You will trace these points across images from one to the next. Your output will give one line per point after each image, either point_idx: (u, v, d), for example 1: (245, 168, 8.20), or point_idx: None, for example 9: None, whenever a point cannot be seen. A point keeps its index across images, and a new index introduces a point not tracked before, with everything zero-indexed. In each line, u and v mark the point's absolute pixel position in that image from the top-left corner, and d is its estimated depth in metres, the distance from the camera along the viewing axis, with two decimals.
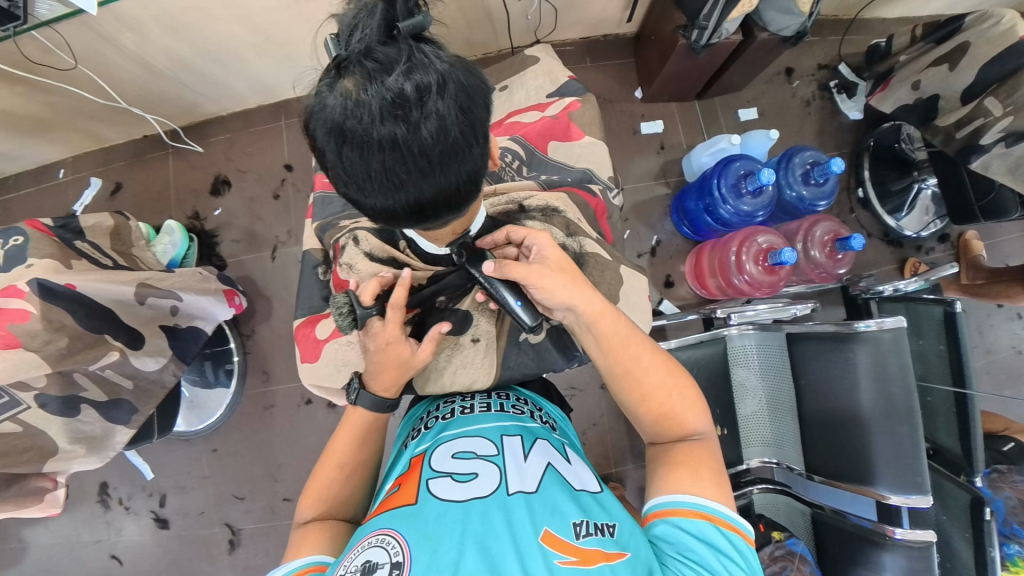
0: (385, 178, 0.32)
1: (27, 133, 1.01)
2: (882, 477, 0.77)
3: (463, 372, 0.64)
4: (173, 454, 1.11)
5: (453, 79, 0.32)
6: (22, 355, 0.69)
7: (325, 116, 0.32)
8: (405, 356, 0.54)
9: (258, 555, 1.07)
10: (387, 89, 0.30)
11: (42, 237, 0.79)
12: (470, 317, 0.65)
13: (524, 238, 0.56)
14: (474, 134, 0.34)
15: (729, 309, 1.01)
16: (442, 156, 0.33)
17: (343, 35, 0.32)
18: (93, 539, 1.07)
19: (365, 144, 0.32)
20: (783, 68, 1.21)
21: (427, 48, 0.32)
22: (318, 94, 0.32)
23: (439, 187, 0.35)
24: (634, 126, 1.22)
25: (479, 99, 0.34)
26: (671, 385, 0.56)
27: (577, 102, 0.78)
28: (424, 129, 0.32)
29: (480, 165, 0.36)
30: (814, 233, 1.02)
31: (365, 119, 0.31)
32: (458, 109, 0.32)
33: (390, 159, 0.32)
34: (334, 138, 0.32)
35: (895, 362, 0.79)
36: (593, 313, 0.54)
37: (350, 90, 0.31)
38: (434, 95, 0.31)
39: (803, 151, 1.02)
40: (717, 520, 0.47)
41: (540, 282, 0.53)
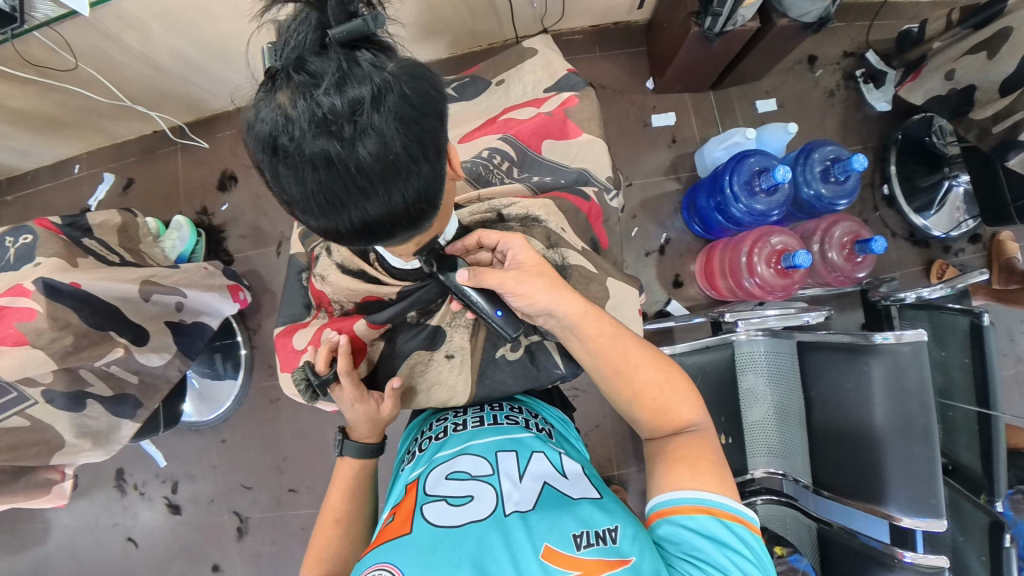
0: (322, 199, 0.31)
1: (40, 130, 1.03)
2: (896, 497, 0.73)
3: (438, 390, 0.63)
4: (184, 443, 1.15)
5: (394, 89, 0.30)
6: (28, 353, 0.72)
7: (260, 132, 0.31)
8: (372, 411, 0.56)
9: (266, 543, 1.10)
10: (319, 105, 0.29)
11: (50, 236, 0.81)
12: (441, 333, 0.62)
13: (498, 242, 0.55)
14: (422, 149, 0.32)
15: (739, 314, 0.96)
16: (383, 175, 0.31)
17: (278, 44, 0.31)
18: (110, 523, 1.12)
19: (299, 164, 0.30)
20: (805, 56, 1.13)
21: (365, 58, 0.30)
22: (253, 109, 0.31)
23: (385, 208, 0.33)
24: (645, 120, 1.18)
25: (429, 111, 0.32)
26: (663, 379, 0.54)
27: (575, 97, 0.74)
28: (360, 145, 0.30)
29: (432, 182, 0.34)
30: (832, 234, 0.96)
31: (297, 136, 0.30)
32: (399, 123, 0.30)
33: (326, 178, 0.31)
34: (270, 156, 0.31)
35: (914, 375, 0.74)
36: (575, 315, 0.55)
37: (281, 105, 0.29)
38: (371, 109, 0.29)
39: (824, 146, 0.95)
40: (720, 514, 0.45)
41: (518, 288, 0.52)
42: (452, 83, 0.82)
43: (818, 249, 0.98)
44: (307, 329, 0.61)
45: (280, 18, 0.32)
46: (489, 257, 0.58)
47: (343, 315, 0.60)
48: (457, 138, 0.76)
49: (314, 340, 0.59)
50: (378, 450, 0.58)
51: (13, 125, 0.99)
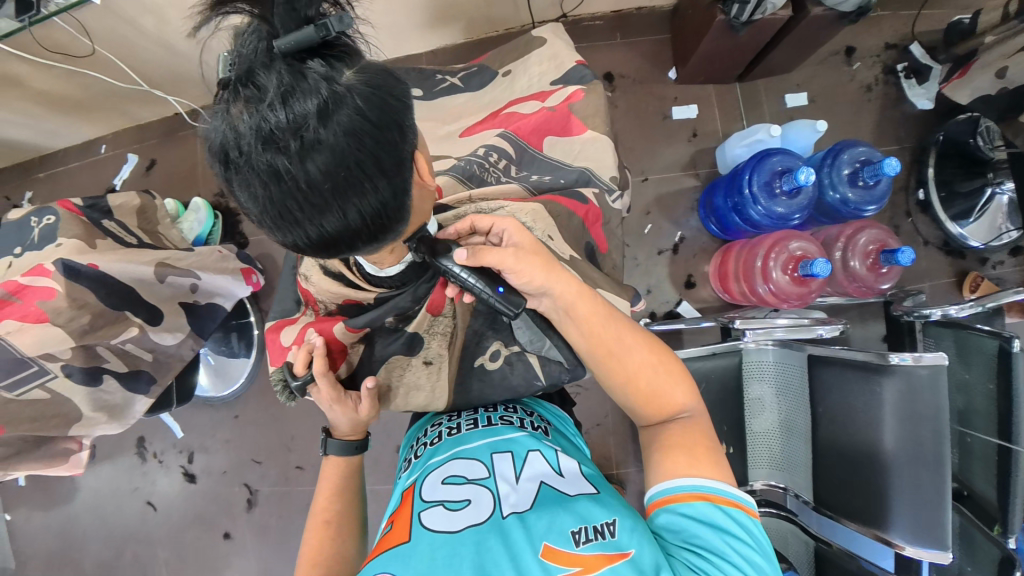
0: (273, 214, 0.30)
1: (66, 110, 1.07)
2: (897, 523, 0.70)
3: (415, 395, 0.63)
4: (200, 417, 1.20)
5: (345, 101, 0.29)
6: (49, 330, 0.75)
7: (215, 146, 0.31)
8: (349, 411, 0.57)
9: (273, 516, 1.15)
10: (266, 120, 0.28)
11: (71, 217, 0.84)
12: (419, 339, 0.61)
13: (491, 225, 0.53)
14: (377, 163, 0.31)
15: (751, 321, 0.88)
16: (336, 192, 0.30)
17: (232, 53, 0.30)
18: (132, 487, 1.19)
19: (250, 179, 0.30)
20: (842, 47, 1.06)
21: (315, 68, 0.29)
22: (207, 121, 0.31)
23: (341, 224, 0.32)
24: (665, 111, 1.12)
25: (386, 122, 0.30)
26: (656, 361, 0.54)
27: (580, 91, 0.71)
28: (308, 161, 0.29)
29: (392, 197, 0.32)
30: (857, 241, 0.90)
31: (246, 150, 0.29)
32: (349, 138, 0.29)
33: (277, 193, 0.30)
34: (224, 168, 0.31)
35: (929, 402, 0.70)
36: (571, 294, 0.53)
37: (229, 119, 0.29)
38: (319, 125, 0.29)
39: (855, 146, 0.89)
40: (717, 500, 0.46)
41: (517, 266, 0.51)
42: (458, 73, 0.80)
43: (840, 257, 0.93)
44: (295, 325, 0.61)
45: (233, 24, 0.31)
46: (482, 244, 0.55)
47: (327, 316, 0.58)
48: (459, 132, 0.75)
49: (298, 338, 0.59)
50: (362, 447, 0.59)
51: (41, 105, 1.02)
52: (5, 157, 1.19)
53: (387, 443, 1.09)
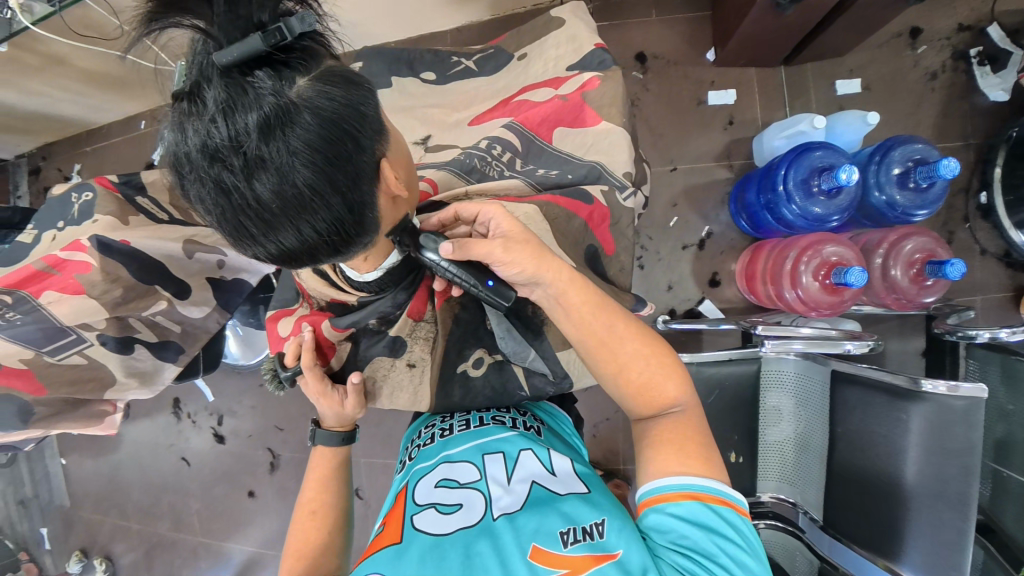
0: (226, 229, 0.33)
1: (108, 87, 1.11)
2: (910, 555, 0.65)
3: (399, 396, 0.63)
4: (229, 383, 1.28)
5: (287, 116, 0.31)
6: (84, 301, 0.79)
7: (174, 160, 0.33)
8: (335, 405, 0.59)
9: (293, 480, 1.22)
10: (212, 138, 0.31)
11: (106, 195, 0.87)
12: (403, 342, 0.61)
13: (477, 212, 0.49)
14: (326, 180, 0.32)
15: (771, 328, 0.83)
16: (285, 209, 0.32)
17: (189, 69, 0.33)
18: (169, 443, 1.29)
19: (204, 195, 0.33)
20: (907, 28, 0.96)
21: (258, 84, 0.31)
22: (166, 136, 0.34)
23: (298, 240, 0.34)
24: (701, 96, 1.05)
25: (334, 136, 0.32)
26: (647, 353, 0.51)
27: (597, 78, 0.65)
28: (255, 179, 0.31)
29: (347, 212, 0.34)
30: (901, 248, 0.83)
31: (196, 166, 0.32)
32: (294, 156, 0.31)
33: (228, 210, 0.33)
34: (184, 183, 0.34)
35: (961, 435, 0.64)
36: (563, 281, 0.49)
37: (182, 135, 0.32)
38: (260, 142, 0.30)
39: (909, 143, 0.81)
40: (707, 498, 0.45)
41: (505, 257, 0.47)
42: (474, 55, 0.77)
43: (879, 264, 0.86)
44: (291, 317, 0.62)
45: (182, 34, 0.34)
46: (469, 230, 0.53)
47: (318, 310, 0.60)
48: (469, 120, 0.71)
49: (292, 330, 0.60)
50: (349, 438, 0.62)
51: (84, 82, 1.07)
52: (55, 130, 1.26)
53: (399, 422, 1.12)
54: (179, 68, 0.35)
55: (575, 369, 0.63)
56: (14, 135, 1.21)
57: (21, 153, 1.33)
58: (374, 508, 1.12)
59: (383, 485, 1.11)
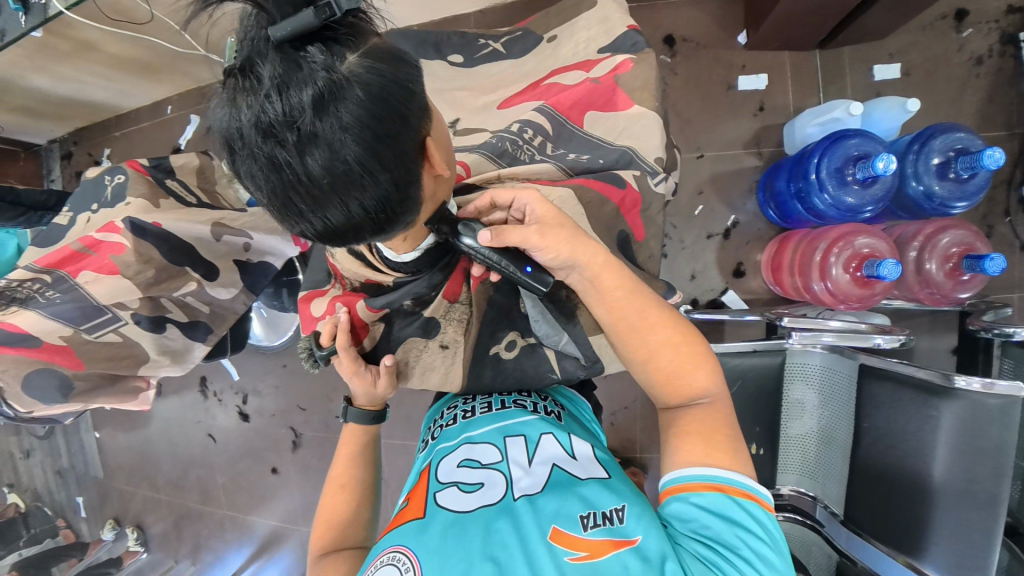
0: (277, 204, 0.33)
1: (138, 71, 1.13)
2: (933, 554, 0.65)
3: (431, 375, 0.64)
4: (253, 362, 1.31)
5: (339, 91, 0.31)
6: (119, 281, 0.81)
7: (224, 135, 0.34)
8: (367, 385, 0.60)
9: (314, 458, 1.25)
10: (266, 113, 0.31)
11: (138, 177, 0.90)
12: (436, 324, 0.61)
13: (512, 198, 0.49)
14: (375, 157, 0.32)
15: (799, 321, 0.80)
16: (335, 185, 0.32)
17: (241, 45, 0.33)
18: (196, 419, 1.33)
19: (255, 170, 0.33)
20: (952, 9, 0.92)
21: (312, 59, 0.31)
22: (218, 111, 0.34)
23: (344, 217, 0.34)
24: (731, 81, 1.02)
25: (384, 113, 0.32)
26: (679, 340, 0.51)
27: (630, 60, 0.63)
28: (307, 155, 0.31)
29: (394, 189, 0.34)
30: (938, 241, 0.81)
31: (249, 142, 0.32)
32: (344, 132, 0.31)
33: (279, 186, 0.33)
34: (235, 159, 0.34)
35: (996, 435, 0.63)
36: (599, 265, 0.50)
37: (234, 110, 0.32)
38: (314, 118, 0.31)
39: (951, 131, 0.79)
40: (731, 491, 0.45)
41: (544, 241, 0.47)
42: (502, 38, 0.76)
43: (914, 258, 0.84)
44: (324, 298, 0.63)
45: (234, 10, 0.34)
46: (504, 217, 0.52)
47: (352, 291, 0.60)
48: (498, 103, 0.70)
49: (325, 312, 0.61)
50: (379, 417, 0.64)
51: (114, 67, 1.08)
52: (86, 115, 1.29)
53: (419, 404, 1.14)
54: (229, 44, 0.35)
55: (607, 354, 0.62)
56: (47, 121, 1.24)
57: (53, 138, 1.36)
58: (394, 487, 1.14)
59: (403, 464, 1.14)
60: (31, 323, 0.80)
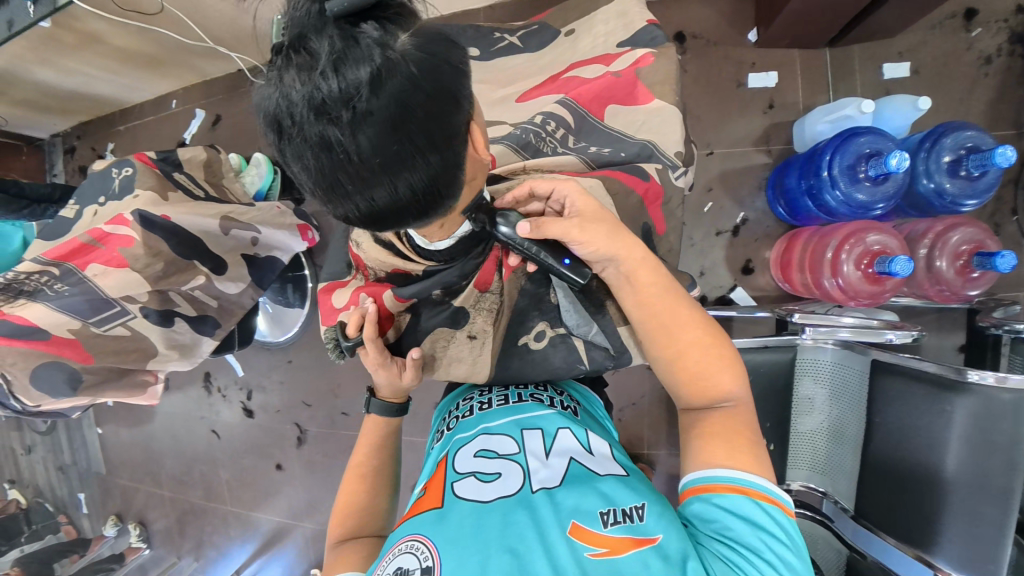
0: (325, 185, 0.33)
1: (144, 65, 1.12)
2: (945, 550, 0.65)
3: (457, 366, 0.64)
4: (258, 358, 1.30)
5: (395, 69, 0.31)
6: (128, 274, 0.80)
7: (268, 114, 0.33)
8: (393, 377, 0.60)
9: (320, 454, 1.25)
10: (319, 91, 0.31)
11: (146, 170, 0.89)
12: (465, 313, 0.61)
13: (552, 190, 0.50)
14: (427, 136, 0.32)
15: (811, 319, 0.82)
16: (386, 165, 0.32)
17: (288, 21, 0.32)
18: (200, 415, 1.32)
19: (304, 150, 0.33)
20: (962, 9, 0.92)
21: (367, 37, 0.31)
22: (262, 90, 0.33)
23: (391, 198, 0.34)
24: (741, 79, 1.03)
25: (437, 94, 0.32)
26: (706, 339, 0.52)
27: (651, 55, 0.63)
28: (360, 133, 0.31)
29: (442, 170, 0.34)
30: (948, 239, 0.82)
31: (299, 120, 0.32)
32: (400, 111, 0.31)
33: (327, 165, 0.33)
34: (279, 138, 0.34)
35: (1008, 428, 0.63)
36: (635, 261, 0.50)
37: (283, 87, 0.32)
38: (369, 96, 0.31)
39: (961, 130, 0.79)
40: (756, 495, 0.45)
41: (580, 237, 0.48)
42: (518, 32, 0.76)
43: (923, 255, 0.85)
44: (346, 289, 0.63)
45: None
46: (541, 208, 0.53)
47: (376, 281, 0.60)
48: (516, 96, 0.70)
49: (349, 301, 0.61)
50: (402, 410, 0.63)
51: (120, 61, 1.07)
52: (90, 109, 1.28)
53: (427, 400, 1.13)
54: (274, 23, 0.35)
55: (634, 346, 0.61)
56: (51, 115, 1.23)
57: (55, 133, 1.35)
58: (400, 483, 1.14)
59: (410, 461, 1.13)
60: (40, 316, 0.79)
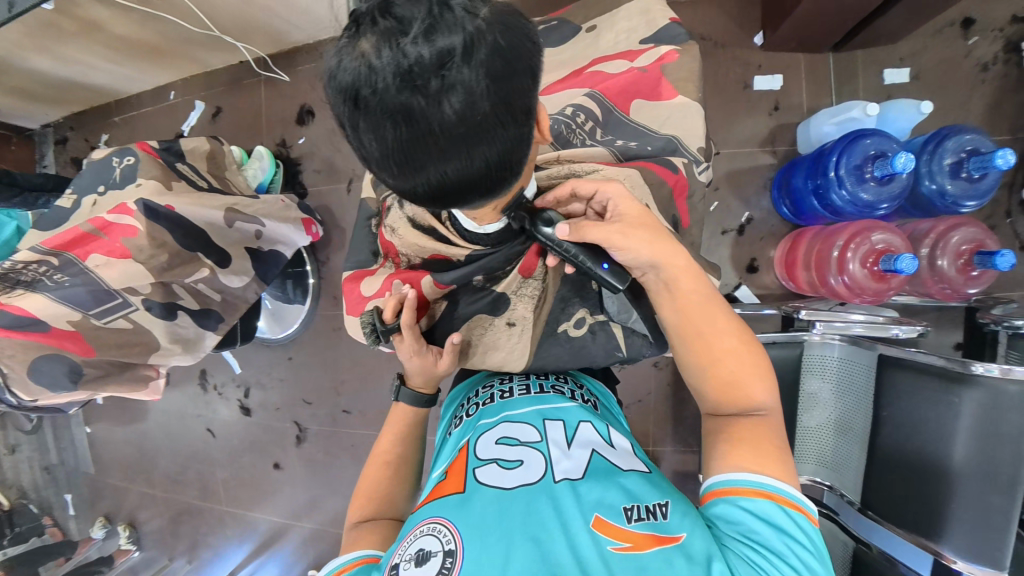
0: (402, 154, 0.32)
1: (145, 55, 1.09)
2: (952, 540, 0.67)
3: (493, 354, 0.65)
4: (257, 355, 1.27)
5: (484, 40, 0.31)
6: (132, 266, 0.78)
7: (342, 84, 0.33)
8: (428, 365, 0.61)
9: (320, 452, 1.22)
10: (406, 58, 0.31)
11: (149, 159, 0.86)
12: (505, 301, 0.61)
13: (595, 191, 0.50)
14: (508, 108, 0.33)
15: (817, 313, 0.85)
16: (466, 135, 0.32)
17: None
18: (196, 413, 1.29)
19: (382, 119, 0.32)
20: (961, 17, 0.95)
21: (457, 8, 0.31)
22: (337, 59, 0.33)
23: (466, 171, 0.34)
24: (747, 80, 1.04)
25: (519, 67, 0.33)
26: (741, 348, 0.54)
27: (675, 51, 0.64)
28: (445, 101, 0.31)
29: (516, 144, 0.34)
30: (950, 239, 0.84)
31: (380, 88, 0.31)
32: (486, 81, 0.31)
33: (406, 136, 0.32)
34: (351, 108, 0.33)
35: (1014, 421, 0.64)
36: (677, 268, 0.52)
37: (366, 55, 0.31)
38: (458, 64, 0.31)
39: (962, 133, 0.82)
40: (782, 501, 0.46)
41: (621, 243, 0.50)
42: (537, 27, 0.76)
43: (926, 254, 0.87)
44: (376, 277, 0.64)
45: None
46: (582, 208, 0.54)
47: (410, 268, 0.61)
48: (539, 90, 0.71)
49: (383, 289, 0.62)
50: (431, 401, 0.64)
51: (121, 51, 1.05)
52: (85, 99, 1.24)
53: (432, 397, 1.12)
54: None
55: None
56: (45, 104, 1.19)
57: (47, 123, 1.30)
58: None
59: None
60: (42, 307, 0.76)
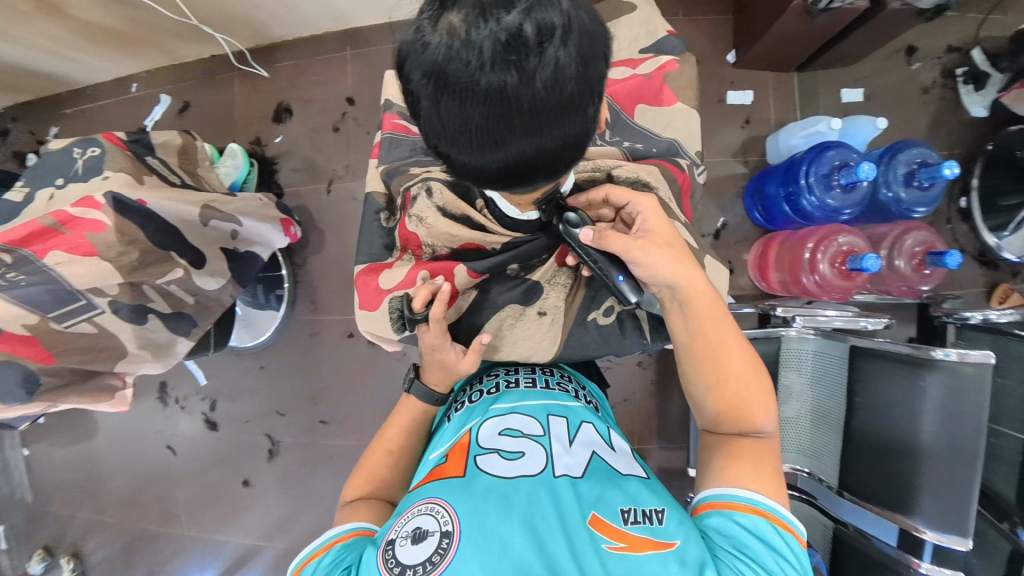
0: (492, 129, 0.35)
1: (109, 44, 1.02)
2: (924, 510, 0.72)
3: (522, 344, 0.67)
4: (225, 365, 1.19)
5: (575, 22, 0.34)
6: (98, 264, 0.72)
7: (432, 56, 0.34)
8: (449, 361, 0.61)
9: (295, 466, 1.16)
10: (507, 33, 0.32)
11: (116, 151, 0.80)
12: (539, 289, 0.66)
13: (627, 202, 0.55)
14: (587, 90, 0.36)
15: (794, 309, 0.90)
16: (552, 113, 0.35)
17: None
18: (153, 429, 1.19)
19: (475, 94, 0.34)
20: (905, 45, 1.07)
21: None
22: (426, 30, 0.34)
23: (543, 147, 0.37)
24: (722, 95, 1.11)
25: (598, 51, 0.36)
26: (749, 374, 0.55)
27: (674, 61, 0.68)
28: (539, 79, 0.33)
29: (586, 123, 0.38)
30: (904, 242, 0.93)
31: (479, 62, 0.33)
32: (576, 63, 0.34)
33: (496, 111, 0.34)
34: (440, 79, 0.34)
35: (971, 400, 0.73)
36: (693, 290, 0.53)
37: (465, 28, 0.32)
38: (555, 43, 0.33)
39: (912, 147, 0.91)
40: (774, 520, 0.47)
41: (641, 257, 0.51)
42: None
43: (884, 256, 0.95)
44: (395, 270, 0.66)
45: None
46: (612, 215, 0.59)
47: (435, 259, 0.65)
48: None
49: (408, 279, 0.64)
50: (441, 400, 0.63)
51: (83, 37, 0.97)
52: (33, 88, 1.14)
53: None
54: None
55: None
56: None
57: None
58: None
59: None
60: None
